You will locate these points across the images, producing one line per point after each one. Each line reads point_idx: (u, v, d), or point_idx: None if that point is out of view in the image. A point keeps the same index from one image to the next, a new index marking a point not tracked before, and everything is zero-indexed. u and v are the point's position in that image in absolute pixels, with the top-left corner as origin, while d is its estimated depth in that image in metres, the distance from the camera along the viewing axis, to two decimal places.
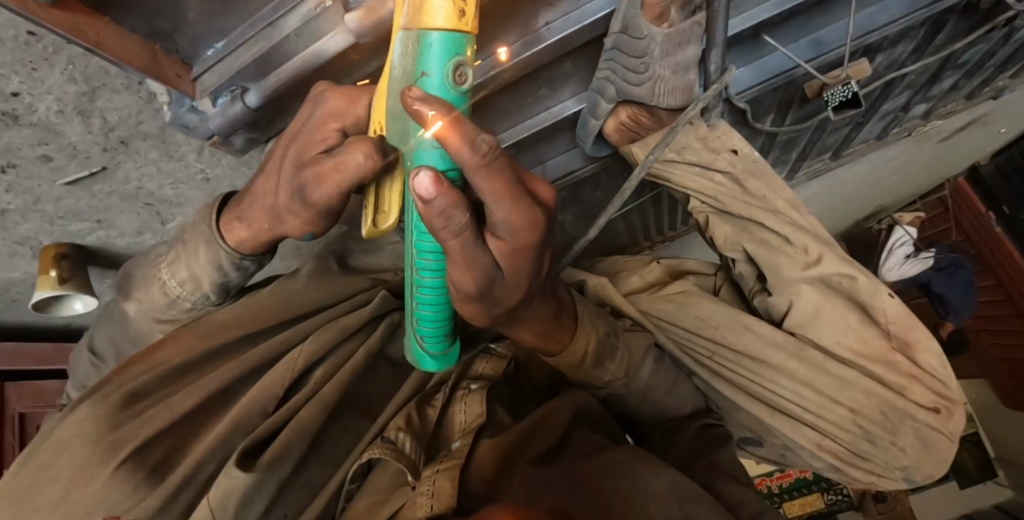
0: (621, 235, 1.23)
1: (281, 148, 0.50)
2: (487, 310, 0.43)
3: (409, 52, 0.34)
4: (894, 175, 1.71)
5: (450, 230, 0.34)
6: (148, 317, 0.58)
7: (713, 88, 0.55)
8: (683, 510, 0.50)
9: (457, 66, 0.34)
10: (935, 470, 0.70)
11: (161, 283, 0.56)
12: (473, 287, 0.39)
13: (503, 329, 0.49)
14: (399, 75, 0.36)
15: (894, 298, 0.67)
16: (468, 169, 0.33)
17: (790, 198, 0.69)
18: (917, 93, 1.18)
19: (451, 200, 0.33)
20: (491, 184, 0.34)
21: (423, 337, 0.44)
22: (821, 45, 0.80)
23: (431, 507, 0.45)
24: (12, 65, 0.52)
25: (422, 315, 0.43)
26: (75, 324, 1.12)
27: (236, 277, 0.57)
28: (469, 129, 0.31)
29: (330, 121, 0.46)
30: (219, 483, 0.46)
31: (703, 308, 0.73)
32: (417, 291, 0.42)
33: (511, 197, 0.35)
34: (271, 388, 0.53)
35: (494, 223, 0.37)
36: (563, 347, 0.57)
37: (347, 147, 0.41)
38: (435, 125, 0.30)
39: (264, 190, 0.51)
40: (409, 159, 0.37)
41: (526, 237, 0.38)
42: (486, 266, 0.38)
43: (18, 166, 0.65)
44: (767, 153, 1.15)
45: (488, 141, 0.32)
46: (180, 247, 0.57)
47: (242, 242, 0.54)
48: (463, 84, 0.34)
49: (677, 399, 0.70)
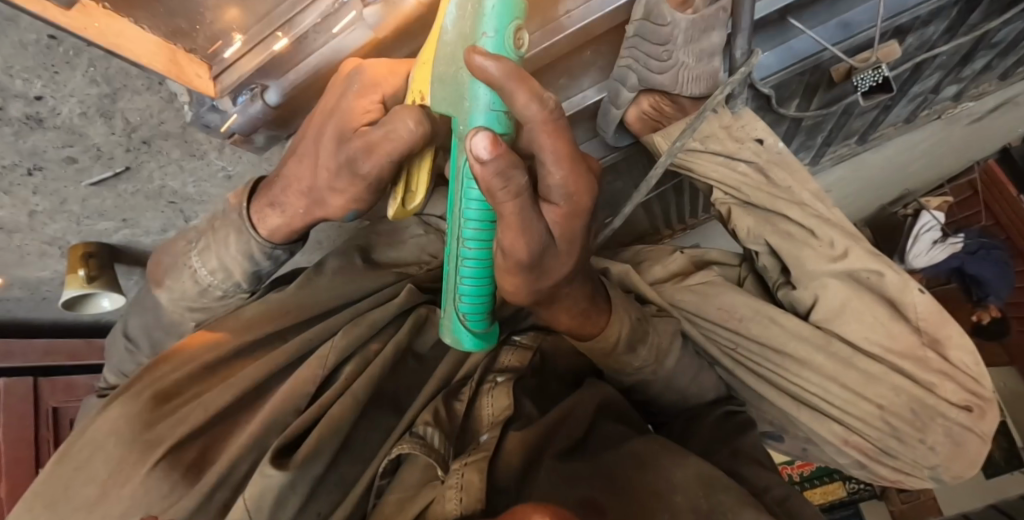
0: (641, 223, 1.22)
1: (315, 128, 0.49)
2: (532, 284, 0.42)
3: (466, 15, 0.35)
4: (922, 158, 1.65)
5: (509, 191, 0.34)
6: (180, 305, 0.59)
7: (740, 72, 0.53)
8: (711, 501, 0.47)
9: (516, 28, 0.34)
10: (966, 470, 0.67)
11: (192, 272, 0.57)
12: (527, 256, 0.38)
13: (541, 308, 0.50)
14: (453, 38, 0.37)
15: (924, 292, 0.65)
16: (534, 125, 0.33)
17: (815, 190, 0.68)
18: (948, 74, 1.13)
19: (508, 162, 0.33)
20: (554, 144, 0.34)
21: (465, 315, 0.42)
22: (849, 27, 0.77)
23: (461, 502, 0.44)
24: (34, 69, 0.52)
25: (464, 290, 0.41)
26: (103, 321, 1.15)
27: (268, 265, 0.58)
28: (535, 85, 0.32)
29: (369, 92, 0.46)
30: (254, 484, 0.46)
31: (727, 299, 0.72)
32: (460, 264, 0.41)
33: (570, 161, 0.36)
34: (301, 387, 0.53)
35: (549, 186, 0.37)
36: (600, 325, 0.56)
37: (395, 115, 0.41)
38: (503, 80, 0.32)
39: (297, 173, 0.51)
40: (462, 123, 0.37)
41: (582, 201, 0.38)
42: (540, 231, 0.38)
43: (45, 168, 0.65)
44: (791, 139, 1.11)
45: (552, 98, 0.33)
46: (209, 235, 0.57)
47: (275, 230, 0.55)
48: (521, 47, 0.35)
49: (700, 387, 0.69)
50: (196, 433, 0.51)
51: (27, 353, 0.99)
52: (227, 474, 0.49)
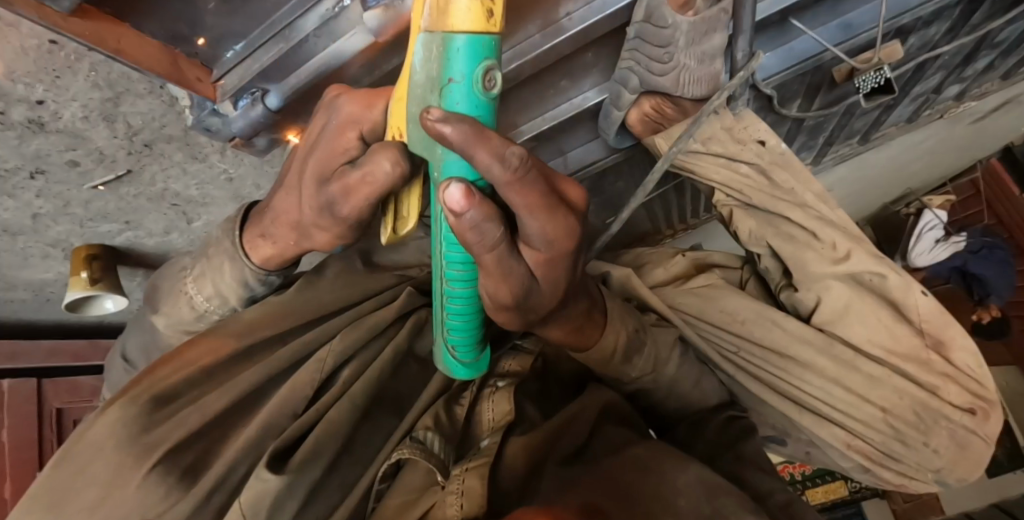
0: (642, 223, 1.22)
1: (300, 161, 0.49)
2: (522, 316, 0.43)
3: (433, 56, 0.32)
4: (925, 158, 1.65)
5: (484, 244, 0.34)
6: (176, 329, 0.60)
7: (740, 75, 0.53)
8: (710, 505, 0.48)
9: (487, 69, 0.32)
10: (970, 474, 0.67)
11: (188, 298, 0.58)
12: (510, 297, 0.39)
13: (536, 328, 0.49)
14: (421, 81, 0.33)
15: (927, 294, 0.65)
16: (500, 184, 0.33)
17: (818, 192, 0.68)
18: (951, 73, 1.13)
19: (482, 214, 0.32)
20: (525, 199, 0.34)
21: (454, 347, 0.44)
22: (850, 28, 0.77)
23: (461, 507, 0.45)
24: (36, 73, 0.53)
25: (452, 325, 0.42)
26: (107, 322, 1.15)
27: (262, 290, 0.59)
28: (498, 143, 0.31)
29: (347, 128, 0.43)
30: (250, 488, 0.46)
31: (730, 302, 0.72)
32: (446, 302, 0.41)
33: (545, 210, 0.35)
34: (299, 390, 0.53)
35: (529, 234, 0.36)
36: (588, 346, 0.56)
37: (372, 160, 0.39)
38: (461, 143, 0.30)
39: (285, 205, 0.51)
40: (435, 169, 0.35)
41: (562, 244, 0.38)
42: (521, 277, 0.38)
43: (48, 172, 0.66)
44: (792, 139, 1.11)
45: (517, 152, 0.32)
46: (205, 263, 0.58)
47: (268, 259, 0.56)
48: (491, 90, 0.32)
49: (702, 392, 0.70)
50: (195, 436, 0.51)
51: (31, 354, 1.00)
52: (224, 477, 0.49)
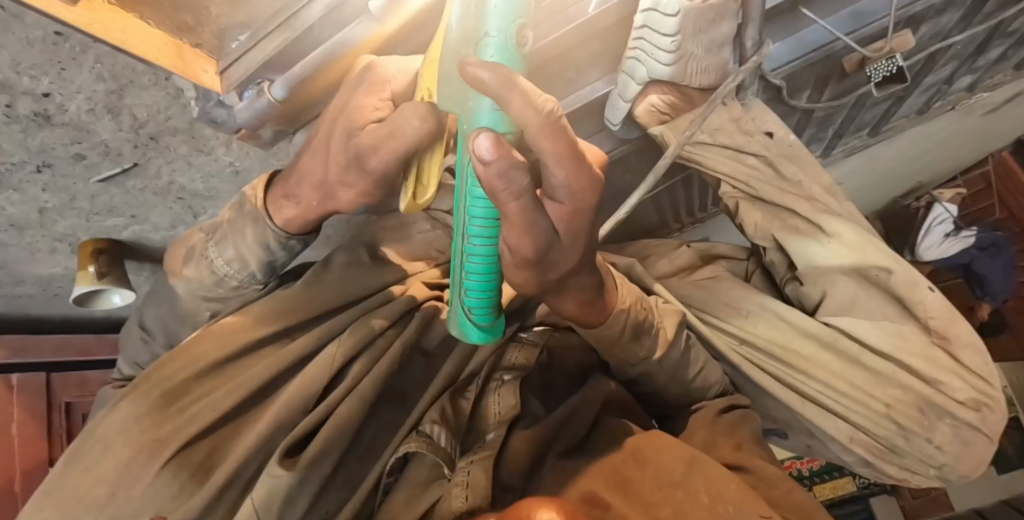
0: (649, 217, 1.20)
1: (326, 128, 0.50)
2: (540, 276, 0.43)
3: (469, 13, 0.33)
4: (936, 151, 1.62)
5: (511, 193, 0.34)
6: (195, 296, 0.59)
7: (752, 61, 0.50)
8: (712, 496, 0.46)
9: (520, 28, 0.32)
10: (974, 470, 0.66)
11: (209, 262, 0.56)
12: (532, 252, 0.39)
13: (550, 297, 0.50)
14: (456, 38, 0.34)
15: (933, 291, 0.64)
16: (532, 130, 0.32)
17: (826, 184, 0.67)
18: (963, 63, 1.11)
19: (510, 163, 0.32)
20: (556, 146, 0.33)
21: (471, 309, 0.43)
22: (860, 16, 0.75)
23: (466, 499, 0.44)
24: (41, 66, 0.53)
25: (471, 286, 0.41)
26: (115, 316, 1.16)
27: (283, 254, 0.58)
28: (530, 90, 0.31)
29: (379, 89, 0.47)
30: (262, 484, 0.47)
31: (734, 295, 0.71)
32: (466, 260, 0.41)
33: (573, 160, 0.34)
34: (309, 387, 0.53)
35: (554, 186, 0.37)
36: (604, 318, 0.54)
37: (401, 115, 0.42)
38: (496, 88, 0.31)
39: (310, 166, 0.52)
40: (466, 123, 0.35)
41: (585, 198, 0.38)
42: (544, 230, 0.38)
43: (54, 165, 0.66)
44: (802, 131, 1.10)
45: (549, 100, 0.32)
46: (226, 228, 0.57)
47: (291, 221, 0.55)
48: (524, 46, 0.33)
49: (705, 381, 0.66)
50: (205, 432, 0.51)
51: (40, 348, 1.00)
52: (235, 473, 0.49)
